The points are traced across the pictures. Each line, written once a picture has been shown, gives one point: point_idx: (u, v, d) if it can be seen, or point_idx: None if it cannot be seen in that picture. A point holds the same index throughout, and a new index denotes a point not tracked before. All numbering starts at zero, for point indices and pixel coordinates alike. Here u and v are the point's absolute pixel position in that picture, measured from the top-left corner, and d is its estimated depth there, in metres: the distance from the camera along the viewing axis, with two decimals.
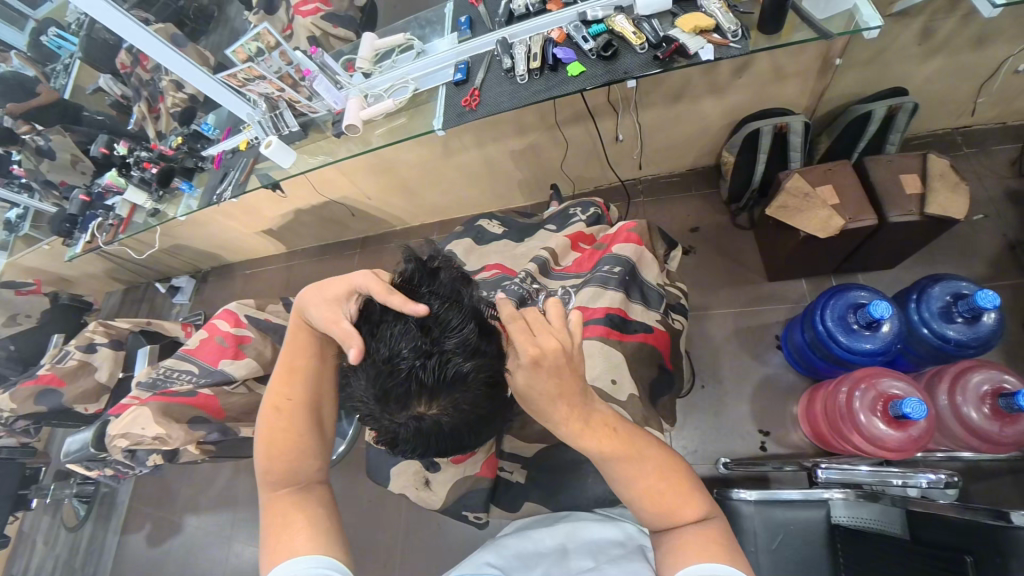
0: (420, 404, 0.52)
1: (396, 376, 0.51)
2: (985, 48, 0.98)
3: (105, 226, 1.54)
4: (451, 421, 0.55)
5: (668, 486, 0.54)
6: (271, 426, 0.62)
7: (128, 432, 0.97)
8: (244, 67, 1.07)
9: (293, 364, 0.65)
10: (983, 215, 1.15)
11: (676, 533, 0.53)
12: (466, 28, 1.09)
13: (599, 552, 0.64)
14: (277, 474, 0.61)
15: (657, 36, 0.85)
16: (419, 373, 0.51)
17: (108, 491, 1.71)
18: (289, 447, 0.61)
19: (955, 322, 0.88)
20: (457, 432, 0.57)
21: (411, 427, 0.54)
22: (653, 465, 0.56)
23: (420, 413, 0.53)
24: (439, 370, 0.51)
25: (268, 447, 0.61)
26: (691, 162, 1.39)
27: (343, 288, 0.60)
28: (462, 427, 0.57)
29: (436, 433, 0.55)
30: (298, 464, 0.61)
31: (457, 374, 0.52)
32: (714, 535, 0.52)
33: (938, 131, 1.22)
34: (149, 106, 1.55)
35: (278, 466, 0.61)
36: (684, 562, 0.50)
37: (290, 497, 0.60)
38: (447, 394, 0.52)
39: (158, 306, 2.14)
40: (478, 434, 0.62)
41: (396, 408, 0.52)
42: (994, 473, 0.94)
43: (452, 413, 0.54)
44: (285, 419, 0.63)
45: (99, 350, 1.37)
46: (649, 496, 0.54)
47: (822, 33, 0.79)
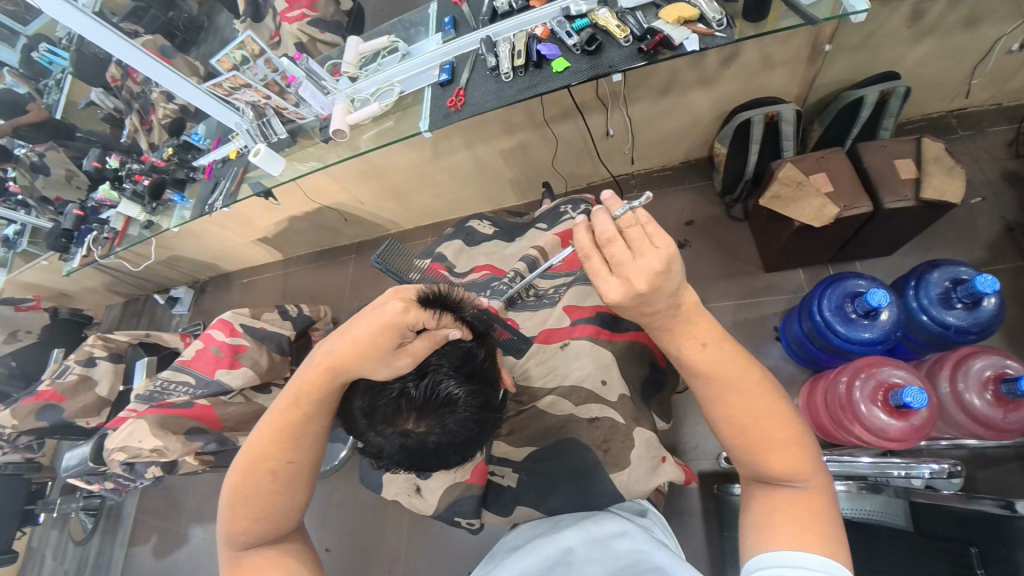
0: (406, 422, 0.51)
1: (384, 394, 0.53)
2: (977, 28, 0.96)
3: (100, 239, 1.55)
4: (437, 442, 0.52)
5: (769, 421, 0.50)
6: (250, 489, 0.57)
7: (126, 446, 0.98)
8: (229, 76, 1.07)
9: (289, 424, 0.57)
10: (981, 198, 1.13)
11: (771, 494, 0.50)
12: (449, 28, 1.08)
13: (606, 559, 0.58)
14: (254, 534, 0.57)
15: (641, 29, 0.84)
16: (409, 391, 0.52)
17: (115, 504, 1.72)
18: (268, 511, 0.57)
19: (955, 308, 0.86)
20: (443, 455, 0.55)
21: (396, 444, 0.52)
22: (749, 391, 0.50)
23: (405, 430, 0.51)
24: (429, 390, 0.52)
25: (236, 510, 0.57)
26: (683, 156, 1.37)
27: (384, 336, 0.52)
28: (450, 450, 0.54)
29: (422, 452, 0.53)
30: (275, 526, 0.58)
31: (447, 397, 0.52)
32: (817, 507, 0.48)
33: (932, 114, 1.20)
34: (141, 119, 1.56)
35: (252, 528, 0.57)
36: (781, 544, 0.46)
37: (260, 561, 0.56)
38: (436, 413, 0.51)
39: (158, 319, 2.15)
40: (466, 455, 0.58)
41: (382, 426, 0.52)
42: (1000, 459, 0.93)
43: (439, 435, 0.51)
44: (278, 483, 0.57)
45: (99, 365, 1.37)
46: (744, 426, 0.50)
47: (807, 19, 0.77)
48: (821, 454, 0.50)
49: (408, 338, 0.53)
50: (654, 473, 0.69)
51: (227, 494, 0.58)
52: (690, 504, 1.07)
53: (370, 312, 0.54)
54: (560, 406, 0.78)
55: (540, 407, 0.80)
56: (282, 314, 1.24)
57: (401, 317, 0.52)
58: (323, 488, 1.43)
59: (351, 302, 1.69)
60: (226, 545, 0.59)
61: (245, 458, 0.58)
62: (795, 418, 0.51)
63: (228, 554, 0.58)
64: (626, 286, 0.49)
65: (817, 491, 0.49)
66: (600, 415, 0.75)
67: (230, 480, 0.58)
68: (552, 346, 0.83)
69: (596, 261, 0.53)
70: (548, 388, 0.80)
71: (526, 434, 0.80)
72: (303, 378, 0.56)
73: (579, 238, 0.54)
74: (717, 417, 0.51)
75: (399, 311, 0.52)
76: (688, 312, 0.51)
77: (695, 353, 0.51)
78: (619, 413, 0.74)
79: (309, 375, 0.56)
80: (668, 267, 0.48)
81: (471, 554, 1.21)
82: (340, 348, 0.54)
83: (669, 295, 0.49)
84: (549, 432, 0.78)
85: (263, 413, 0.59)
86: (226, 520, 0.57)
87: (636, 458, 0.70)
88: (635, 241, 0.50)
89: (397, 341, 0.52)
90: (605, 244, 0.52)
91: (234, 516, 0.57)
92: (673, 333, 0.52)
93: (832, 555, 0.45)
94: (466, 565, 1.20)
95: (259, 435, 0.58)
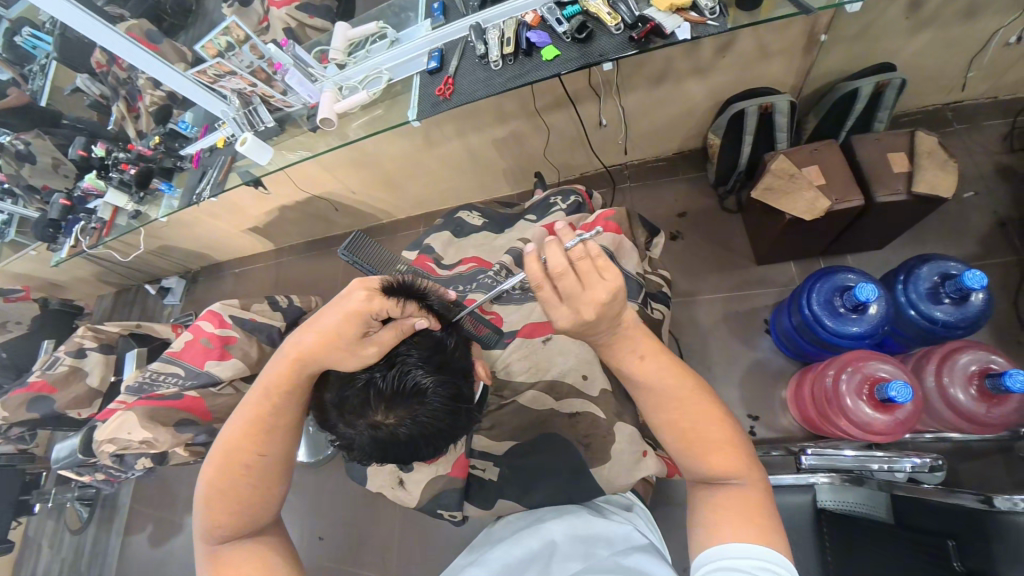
0: (377, 414, 0.52)
1: (353, 385, 0.53)
2: (976, 19, 0.94)
3: (89, 229, 1.54)
4: (408, 433, 0.53)
5: (704, 423, 0.50)
6: (225, 483, 0.57)
7: (115, 437, 0.98)
8: (214, 63, 1.05)
9: (261, 417, 0.57)
10: (973, 192, 1.13)
11: (716, 491, 0.50)
12: (439, 13, 1.05)
13: (587, 553, 0.58)
14: (230, 529, 0.57)
15: (632, 16, 0.82)
16: (377, 382, 0.52)
17: (110, 494, 1.73)
18: (245, 504, 0.57)
19: (943, 303, 0.86)
20: (416, 446, 0.56)
21: (367, 436, 0.53)
22: (685, 396, 0.51)
23: (375, 422, 0.52)
24: (398, 381, 0.52)
25: (213, 505, 0.57)
26: (677, 146, 1.36)
27: (349, 325, 0.52)
28: (422, 441, 0.55)
29: (394, 443, 0.54)
30: (253, 519, 0.58)
31: (416, 387, 0.52)
32: (754, 503, 0.48)
33: (928, 107, 1.19)
34: (128, 106, 1.53)
35: (230, 522, 0.57)
36: (723, 540, 0.47)
37: (239, 553, 0.57)
38: (406, 404, 0.52)
39: (150, 309, 2.14)
40: (441, 446, 0.59)
41: (352, 417, 0.53)
42: (981, 453, 0.94)
43: (410, 425, 0.52)
44: (254, 477, 0.57)
45: (89, 356, 1.38)
46: (682, 430, 0.50)
47: (801, 8, 0.76)
48: (754, 451, 0.51)
49: (373, 327, 0.53)
50: (634, 468, 0.70)
51: (203, 490, 0.58)
52: (676, 494, 1.08)
53: (334, 301, 0.53)
54: (542, 401, 0.78)
55: (522, 401, 0.79)
56: (272, 305, 1.22)
57: (366, 306, 0.51)
58: (315, 478, 1.44)
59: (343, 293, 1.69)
60: (205, 539, 0.59)
61: (219, 452, 0.57)
62: (728, 418, 0.52)
63: (207, 545, 0.58)
64: (575, 315, 0.49)
65: (753, 489, 0.49)
66: (582, 409, 0.75)
67: (206, 476, 0.58)
68: (535, 340, 0.82)
69: (547, 293, 0.51)
70: (532, 383, 0.80)
71: (507, 430, 0.79)
72: (272, 370, 0.56)
73: (529, 268, 0.51)
74: (657, 425, 0.52)
75: (363, 300, 0.52)
76: (629, 330, 0.52)
77: (637, 367, 0.51)
78: (599, 408, 0.74)
79: (278, 367, 0.56)
80: (616, 297, 0.48)
81: (460, 544, 1.22)
82: (307, 339, 0.54)
83: (612, 321, 0.50)
84: (532, 426, 0.78)
85: (235, 407, 0.58)
86: (203, 514, 0.57)
87: (617, 452, 0.71)
88: (584, 275, 0.49)
89: (361, 330, 0.52)
90: (557, 277, 0.49)
91: (211, 511, 0.57)
92: (617, 351, 0.52)
93: (770, 546, 0.45)
94: (455, 553, 1.22)
95: (232, 429, 0.58)
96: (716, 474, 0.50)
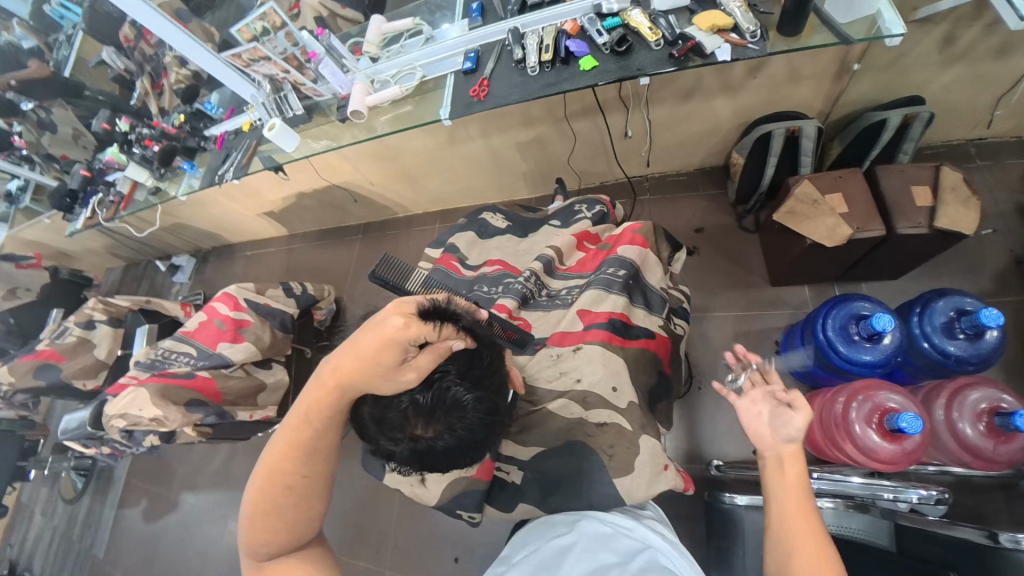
0: (415, 428, 0.51)
1: (393, 405, 0.52)
2: (1009, 59, 0.94)
3: (106, 202, 1.54)
4: (446, 446, 0.52)
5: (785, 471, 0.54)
6: (268, 504, 0.55)
7: (126, 413, 0.98)
8: (248, 47, 1.06)
9: (300, 441, 0.55)
10: (992, 230, 1.14)
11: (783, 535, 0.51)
12: (477, 14, 1.05)
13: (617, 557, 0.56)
14: (273, 547, 0.56)
15: (673, 34, 0.84)
16: (417, 401, 0.51)
17: (106, 466, 1.74)
18: (287, 522, 0.55)
19: (957, 338, 0.87)
20: (452, 456, 0.55)
21: (406, 449, 0.53)
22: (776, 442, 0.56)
23: (414, 435, 0.51)
24: (437, 397, 0.51)
25: (256, 526, 0.55)
26: (698, 162, 1.37)
27: (386, 353, 0.50)
28: (459, 452, 0.55)
29: (432, 454, 0.53)
30: (294, 536, 0.56)
31: (456, 402, 0.52)
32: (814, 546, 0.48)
33: (953, 141, 1.20)
34: (152, 83, 1.53)
35: (275, 539, 0.55)
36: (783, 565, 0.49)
37: (283, 569, 0.55)
38: (444, 419, 0.51)
39: (158, 285, 2.14)
40: (474, 456, 0.59)
41: (392, 433, 0.52)
42: (984, 488, 0.95)
43: (449, 438, 0.52)
44: (294, 498, 0.55)
45: (99, 327, 1.39)
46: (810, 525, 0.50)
47: (842, 38, 0.78)
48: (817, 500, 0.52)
49: (414, 352, 0.51)
50: (655, 482, 0.69)
51: (246, 510, 0.56)
52: (678, 507, 1.09)
53: (370, 331, 0.52)
54: (570, 409, 0.77)
55: (550, 409, 0.78)
56: (286, 291, 1.28)
57: (404, 332, 0.50)
58: None
59: (353, 284, 1.70)
60: (248, 559, 0.57)
61: (260, 476, 0.56)
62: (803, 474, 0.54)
63: (251, 564, 0.56)
64: None
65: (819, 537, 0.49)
66: (609, 420, 0.74)
67: (248, 498, 0.56)
68: (564, 349, 0.82)
69: None
70: (558, 391, 0.80)
71: (534, 435, 0.79)
72: (310, 397, 0.54)
73: None
74: (777, 516, 0.52)
75: (400, 326, 0.50)
76: None
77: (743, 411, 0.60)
78: (626, 420, 0.74)
79: (316, 392, 0.54)
80: None
81: (456, 541, 1.23)
82: (345, 365, 0.53)
83: None
84: (559, 434, 0.77)
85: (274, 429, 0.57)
86: (246, 534, 0.56)
87: (639, 465, 0.70)
88: None
89: (403, 356, 0.50)
90: None
91: (253, 530, 0.55)
92: None
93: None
94: (452, 552, 1.22)
95: (272, 453, 0.56)
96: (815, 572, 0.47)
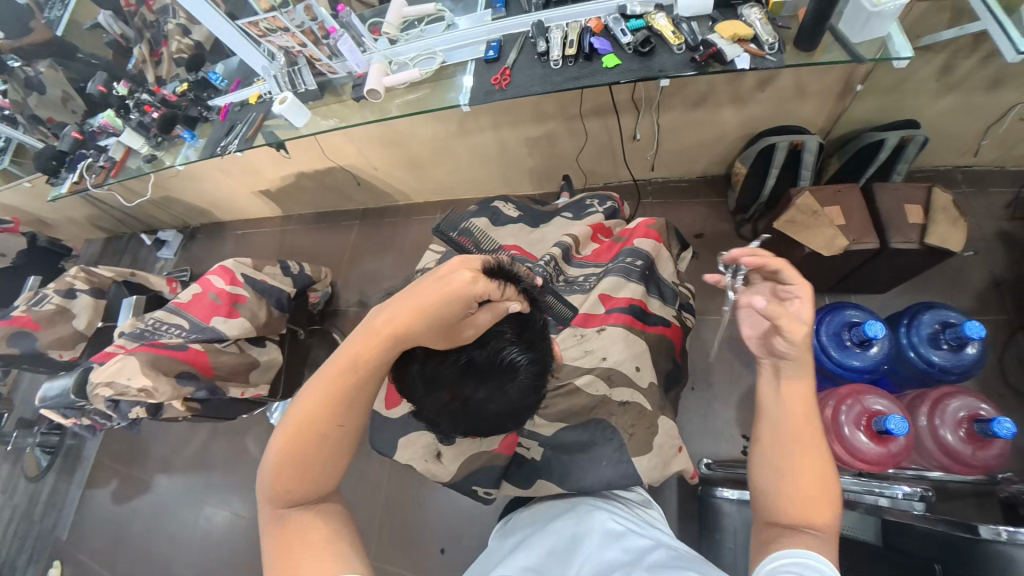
0: (467, 386, 0.54)
1: (448, 362, 0.54)
2: (999, 91, 1.00)
3: (96, 167, 1.45)
4: (494, 406, 0.56)
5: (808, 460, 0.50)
6: (298, 452, 0.52)
7: (113, 382, 0.93)
8: (266, 17, 1.04)
9: (339, 393, 0.52)
10: (974, 251, 1.20)
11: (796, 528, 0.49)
12: (501, 5, 1.06)
13: (623, 544, 0.57)
14: (297, 497, 0.53)
15: (696, 39, 0.86)
16: (474, 358, 0.54)
17: (74, 444, 1.66)
18: (315, 473, 0.53)
19: (941, 348, 0.92)
20: (496, 418, 0.58)
21: (454, 407, 0.56)
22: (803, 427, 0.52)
23: (465, 394, 0.54)
24: (493, 357, 0.54)
25: (281, 473, 0.52)
26: (701, 170, 1.41)
27: (450, 306, 0.49)
28: (504, 414, 0.58)
29: (479, 414, 0.57)
30: (319, 487, 0.54)
31: (510, 363, 0.55)
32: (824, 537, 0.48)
33: (941, 167, 1.27)
34: (150, 50, 1.48)
35: (300, 489, 0.53)
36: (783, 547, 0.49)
37: (306, 522, 0.53)
38: (497, 379, 0.55)
39: (141, 259, 2.07)
40: (519, 419, 0.62)
41: (441, 389, 0.55)
42: (957, 494, 1.00)
43: (498, 398, 0.55)
44: (326, 448, 0.53)
45: (80, 297, 1.33)
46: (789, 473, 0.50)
47: (854, 56, 0.82)
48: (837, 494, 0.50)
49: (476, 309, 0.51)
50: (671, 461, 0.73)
51: (271, 455, 0.53)
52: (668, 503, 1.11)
53: (433, 282, 0.50)
54: (596, 385, 0.80)
55: (576, 384, 0.81)
56: (283, 270, 1.27)
57: (471, 288, 0.49)
58: None
59: (350, 269, 1.67)
60: (263, 508, 0.54)
61: (292, 422, 0.52)
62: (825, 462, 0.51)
63: (268, 512, 0.53)
64: None
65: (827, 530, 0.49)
66: (632, 399, 0.77)
67: (274, 444, 0.53)
68: (587, 330, 0.85)
69: None
70: (583, 368, 0.82)
71: (560, 410, 0.80)
72: (358, 345, 0.51)
73: None
74: (775, 491, 0.51)
75: (468, 281, 0.49)
76: None
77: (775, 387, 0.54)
78: (648, 401, 0.77)
79: (365, 340, 0.51)
80: None
81: (444, 532, 1.22)
82: (402, 315, 0.50)
83: None
84: (582, 410, 0.79)
85: (309, 375, 0.53)
86: (267, 480, 0.53)
87: (658, 444, 0.73)
88: None
89: (465, 312, 0.50)
90: None
91: (279, 478, 0.52)
92: None
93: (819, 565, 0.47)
94: (439, 542, 1.21)
95: (306, 399, 0.52)
96: (796, 517, 0.49)
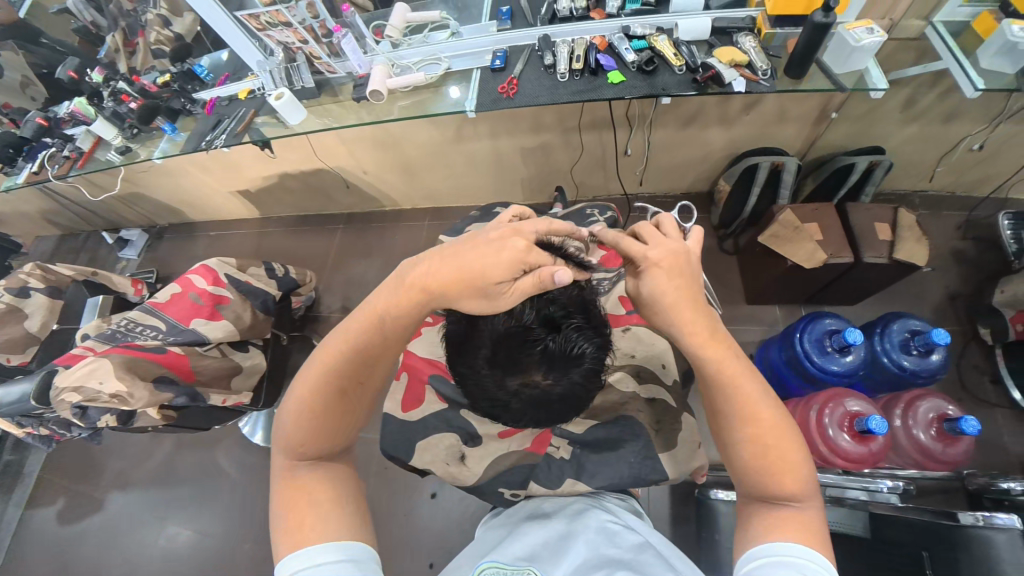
0: (536, 373, 0.56)
1: (523, 349, 0.56)
2: (953, 124, 1.12)
3: (59, 157, 1.36)
4: (562, 393, 0.58)
5: (784, 449, 0.55)
6: (319, 401, 0.57)
7: (82, 387, 0.85)
8: (269, 11, 0.99)
9: (367, 347, 0.57)
10: (931, 268, 1.32)
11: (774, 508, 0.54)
12: (506, 17, 1.08)
13: (616, 538, 0.59)
14: (311, 449, 0.57)
15: (696, 61, 0.91)
16: (549, 346, 0.56)
17: (14, 459, 1.50)
18: (331, 424, 0.57)
19: (911, 353, 0.99)
20: (562, 405, 0.60)
21: (525, 395, 0.57)
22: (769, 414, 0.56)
23: (535, 380, 0.56)
24: (563, 345, 0.57)
25: (299, 421, 0.57)
26: (686, 186, 1.48)
27: (501, 267, 0.51)
28: (570, 402, 0.60)
29: (548, 402, 0.59)
30: (333, 440, 0.58)
31: (578, 353, 0.57)
32: (808, 524, 0.52)
33: (901, 190, 1.39)
34: (124, 39, 1.37)
35: (315, 440, 0.57)
36: (779, 536, 0.52)
37: (315, 476, 0.56)
38: (564, 367, 0.57)
39: (100, 259, 1.93)
40: (581, 407, 0.65)
41: (509, 376, 0.56)
42: (923, 491, 1.07)
43: (565, 385, 0.57)
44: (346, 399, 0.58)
45: (35, 296, 1.22)
46: (760, 453, 0.55)
47: (836, 85, 0.90)
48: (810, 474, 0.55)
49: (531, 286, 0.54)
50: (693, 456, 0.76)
51: (292, 403, 0.58)
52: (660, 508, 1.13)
53: (481, 246, 0.53)
54: (627, 382, 0.83)
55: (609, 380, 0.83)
56: (268, 271, 1.21)
57: (524, 256, 0.52)
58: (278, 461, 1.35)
59: (334, 274, 1.63)
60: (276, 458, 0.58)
61: (316, 371, 0.57)
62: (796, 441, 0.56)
63: (281, 460, 0.57)
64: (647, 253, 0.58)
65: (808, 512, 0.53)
66: (657, 393, 0.82)
67: (296, 393, 0.58)
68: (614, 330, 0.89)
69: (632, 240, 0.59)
70: (616, 364, 0.86)
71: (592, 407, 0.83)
72: (391, 301, 0.56)
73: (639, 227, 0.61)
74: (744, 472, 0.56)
75: (522, 249, 0.52)
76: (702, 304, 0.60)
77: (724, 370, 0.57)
78: (673, 396, 0.82)
79: (399, 296, 0.55)
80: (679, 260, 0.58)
81: (433, 545, 1.19)
82: (446, 275, 0.53)
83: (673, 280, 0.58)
84: (613, 407, 0.81)
85: (337, 326, 0.58)
86: (286, 428, 0.57)
87: (682, 436, 0.78)
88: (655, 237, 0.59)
89: (517, 280, 0.52)
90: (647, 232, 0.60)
91: (297, 430, 0.57)
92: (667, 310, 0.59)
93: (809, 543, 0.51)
94: (427, 556, 1.18)
95: (331, 352, 0.57)
96: (776, 495, 0.54)
